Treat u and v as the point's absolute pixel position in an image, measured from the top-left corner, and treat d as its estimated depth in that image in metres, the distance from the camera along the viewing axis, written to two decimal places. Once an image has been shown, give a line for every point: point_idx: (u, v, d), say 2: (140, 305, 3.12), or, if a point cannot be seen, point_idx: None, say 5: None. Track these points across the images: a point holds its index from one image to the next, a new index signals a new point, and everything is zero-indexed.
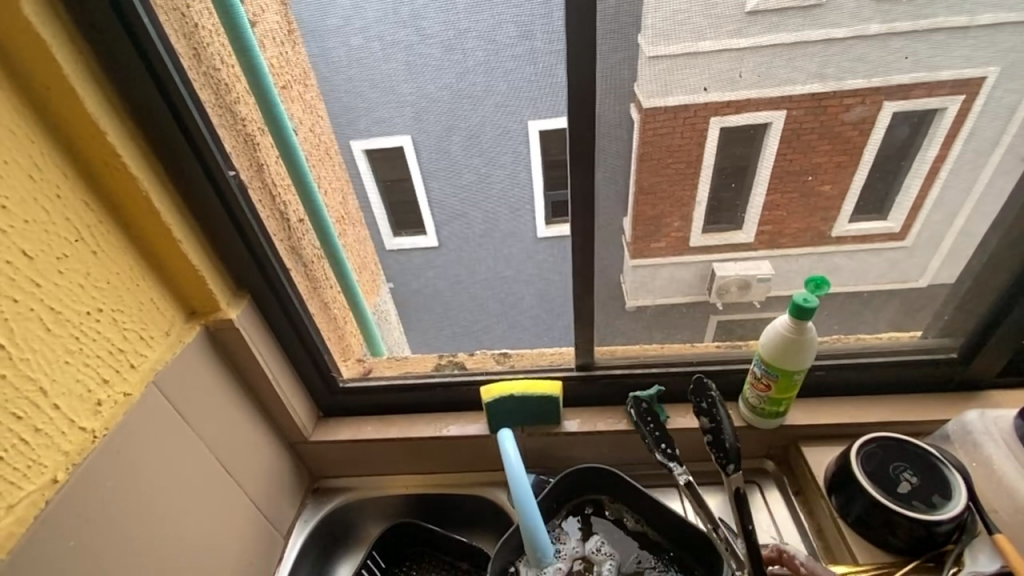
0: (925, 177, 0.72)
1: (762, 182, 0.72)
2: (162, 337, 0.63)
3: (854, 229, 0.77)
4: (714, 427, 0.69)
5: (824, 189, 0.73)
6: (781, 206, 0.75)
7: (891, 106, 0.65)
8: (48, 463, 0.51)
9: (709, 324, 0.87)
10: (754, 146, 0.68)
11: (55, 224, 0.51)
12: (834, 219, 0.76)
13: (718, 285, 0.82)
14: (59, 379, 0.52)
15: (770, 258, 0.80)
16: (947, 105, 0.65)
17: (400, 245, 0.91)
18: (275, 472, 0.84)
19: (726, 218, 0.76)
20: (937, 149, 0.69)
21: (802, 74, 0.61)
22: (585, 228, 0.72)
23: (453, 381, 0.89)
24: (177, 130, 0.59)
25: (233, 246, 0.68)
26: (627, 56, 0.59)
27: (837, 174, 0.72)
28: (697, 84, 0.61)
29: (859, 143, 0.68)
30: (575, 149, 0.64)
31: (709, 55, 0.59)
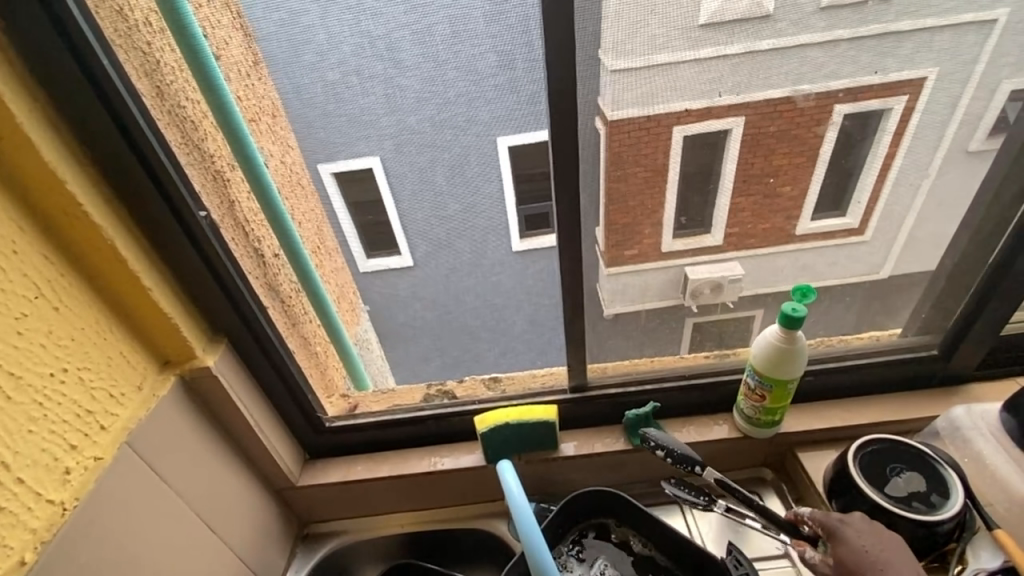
0: (877, 174, 0.74)
1: (727, 188, 0.74)
2: (133, 392, 0.59)
3: (817, 227, 0.79)
4: (664, 448, 0.75)
5: (784, 190, 0.74)
6: (745, 210, 0.76)
7: (841, 109, 0.66)
8: (14, 544, 0.46)
9: (686, 327, 0.89)
10: (716, 154, 0.69)
11: (12, 281, 0.47)
12: (797, 218, 0.77)
13: (691, 288, 0.83)
14: (21, 450, 0.47)
15: (739, 259, 0.82)
16: (891, 106, 0.67)
17: (374, 267, 0.88)
18: (261, 522, 0.80)
19: (695, 222, 0.77)
20: (880, 162, 0.73)
21: (778, 88, 0.63)
22: (574, 249, 0.70)
23: (444, 412, 0.86)
24: (144, 174, 0.56)
25: (207, 289, 0.65)
26: (609, 80, 0.59)
27: (795, 174, 0.73)
28: (680, 104, 0.63)
29: (814, 144, 0.70)
30: (561, 173, 0.64)
31: (688, 78, 0.60)
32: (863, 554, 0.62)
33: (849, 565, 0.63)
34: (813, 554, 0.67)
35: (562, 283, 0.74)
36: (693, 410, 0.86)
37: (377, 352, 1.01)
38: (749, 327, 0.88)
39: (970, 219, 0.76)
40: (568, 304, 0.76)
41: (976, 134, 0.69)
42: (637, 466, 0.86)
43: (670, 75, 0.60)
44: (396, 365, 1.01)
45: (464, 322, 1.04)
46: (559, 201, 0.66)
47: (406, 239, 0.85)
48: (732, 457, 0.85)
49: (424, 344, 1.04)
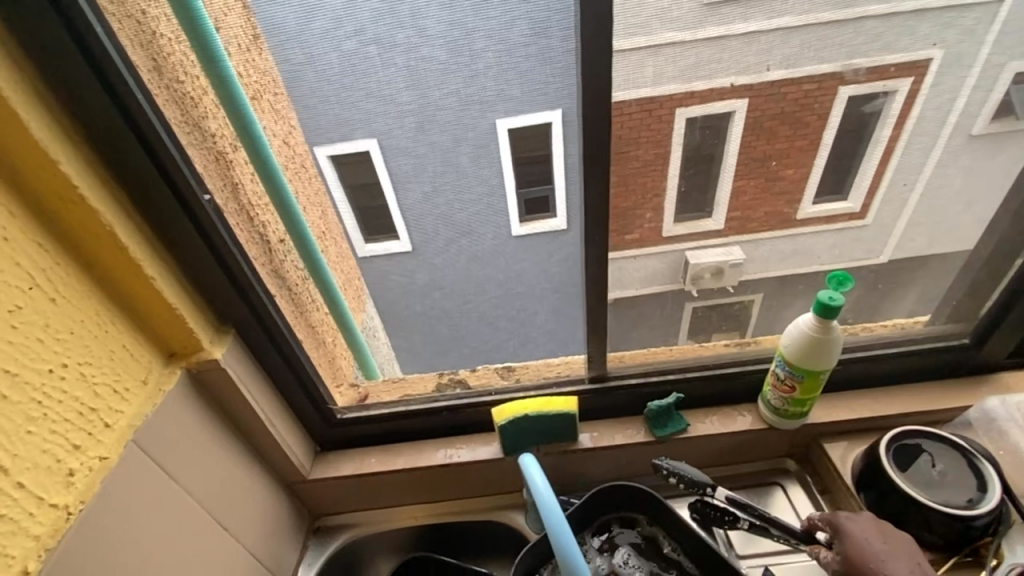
0: (881, 156, 0.80)
1: (729, 169, 0.79)
2: (139, 387, 0.56)
3: (818, 211, 0.88)
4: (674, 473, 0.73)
5: (787, 175, 0.82)
6: (746, 193, 0.83)
7: (846, 90, 0.71)
8: (16, 554, 0.43)
9: (687, 313, 0.93)
10: (721, 137, 0.74)
11: (3, 272, 0.43)
12: (798, 202, 0.86)
13: (692, 273, 0.91)
14: (20, 453, 0.44)
15: (740, 244, 0.89)
16: (896, 88, 0.72)
17: (372, 252, 0.88)
18: (273, 516, 0.77)
19: (696, 207, 0.83)
20: (882, 145, 0.79)
21: (832, 61, 0.67)
22: (598, 235, 0.67)
23: (458, 404, 0.84)
24: (144, 154, 0.52)
25: (214, 277, 0.61)
26: (648, 54, 0.58)
27: (798, 157, 0.79)
28: (725, 78, 0.65)
29: (817, 126, 0.75)
30: (591, 154, 0.59)
31: (736, 49, 0.63)
32: (867, 545, 0.64)
33: (855, 559, 0.64)
34: (824, 554, 0.67)
35: (586, 271, 0.71)
36: (717, 401, 0.83)
37: (383, 340, 0.98)
38: (749, 313, 0.93)
39: (1011, 200, 0.75)
40: (589, 291, 0.73)
41: (979, 118, 0.74)
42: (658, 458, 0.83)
43: (717, 46, 0.62)
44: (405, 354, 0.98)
45: (483, 310, 1.03)
46: (586, 186, 0.62)
47: (400, 217, 0.87)
48: (754, 448, 0.83)
49: (443, 334, 1.03)
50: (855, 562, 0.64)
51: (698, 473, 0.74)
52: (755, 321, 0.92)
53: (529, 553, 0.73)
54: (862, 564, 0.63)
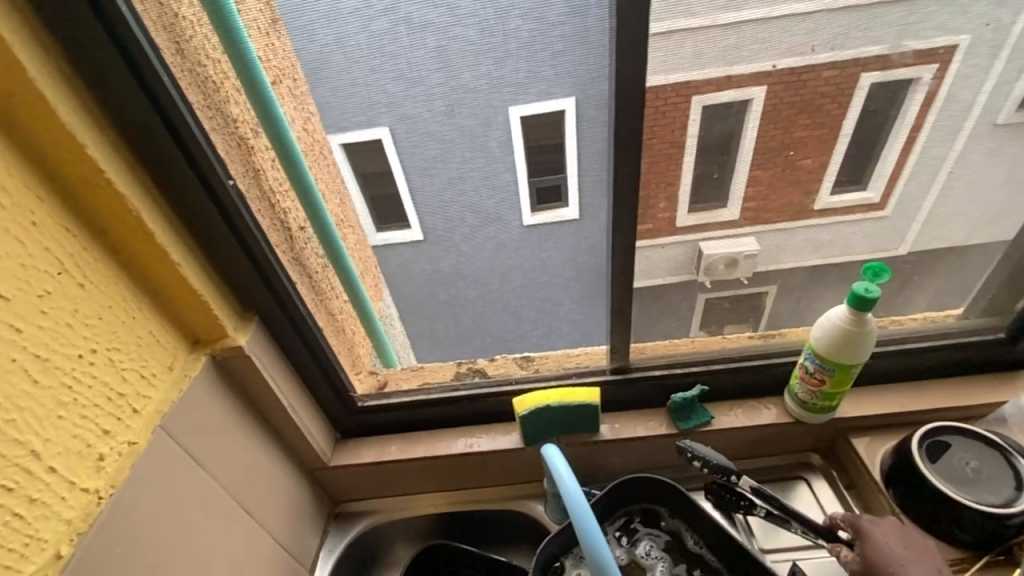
0: (904, 143, 0.76)
1: (746, 155, 0.72)
2: (165, 373, 0.56)
3: (837, 202, 0.81)
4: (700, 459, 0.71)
5: (805, 164, 0.75)
6: (762, 180, 0.76)
7: (868, 77, 0.67)
8: (49, 537, 0.44)
9: (698, 303, 0.87)
10: (734, 123, 0.67)
11: (32, 256, 0.43)
12: (816, 192, 0.79)
13: (705, 263, 0.82)
14: (52, 437, 0.44)
15: (755, 233, 0.82)
16: (922, 74, 0.68)
17: (385, 241, 0.84)
18: (294, 502, 0.78)
19: (711, 195, 0.75)
20: (905, 133, 0.75)
21: (880, 43, 0.64)
22: (625, 223, 0.65)
23: (479, 393, 0.84)
24: (170, 138, 0.51)
25: (238, 263, 0.60)
26: (688, 32, 0.57)
27: (818, 147, 0.74)
28: (766, 59, 0.62)
29: (837, 116, 0.70)
30: (624, 136, 0.58)
31: (781, 30, 0.59)
32: (887, 549, 0.64)
33: (874, 562, 0.64)
34: (846, 555, 0.66)
35: (612, 260, 0.69)
36: (742, 394, 0.82)
37: (399, 328, 0.98)
38: (762, 304, 0.90)
39: None
40: (612, 280, 0.72)
41: (1006, 106, 0.72)
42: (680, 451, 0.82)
43: (761, 27, 0.59)
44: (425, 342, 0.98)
45: (505, 300, 0.98)
46: (615, 171, 0.61)
47: (413, 209, 0.82)
48: (779, 442, 0.82)
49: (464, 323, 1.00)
50: (875, 565, 0.64)
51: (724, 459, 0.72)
52: (767, 314, 0.90)
53: (551, 541, 0.74)
54: (881, 568, 0.63)
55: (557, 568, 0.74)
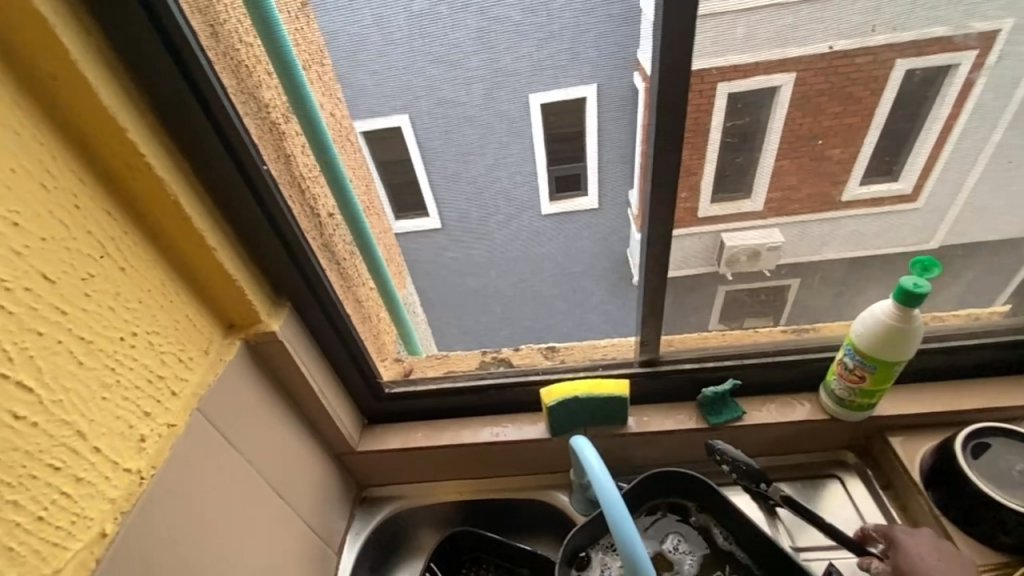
0: (932, 147, 0.74)
1: (772, 147, 0.68)
2: (201, 356, 0.57)
3: (863, 193, 0.78)
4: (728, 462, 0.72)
5: (832, 155, 0.72)
6: (791, 172, 0.72)
7: (903, 64, 0.64)
8: (94, 515, 0.45)
9: (717, 297, 0.82)
10: (761, 112, 0.64)
11: (76, 240, 0.43)
12: (845, 183, 0.76)
13: (727, 257, 0.78)
14: (96, 418, 0.45)
15: (780, 225, 0.78)
16: (960, 62, 0.65)
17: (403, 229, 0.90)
18: (323, 485, 0.79)
19: (734, 186, 0.71)
20: (939, 126, 0.72)
21: (946, 25, 0.61)
22: (662, 213, 0.63)
23: (505, 382, 0.83)
24: (207, 123, 0.50)
25: (271, 248, 0.60)
26: (742, 12, 0.53)
27: (848, 137, 0.70)
28: (823, 40, 0.59)
29: (871, 103, 0.67)
30: (668, 123, 0.55)
31: (844, 8, 0.57)
32: (919, 561, 0.62)
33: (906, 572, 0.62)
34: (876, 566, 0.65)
35: (647, 251, 0.68)
36: (775, 389, 0.80)
37: (420, 316, 1.00)
38: (784, 296, 0.86)
39: None
40: (646, 270, 0.70)
41: None
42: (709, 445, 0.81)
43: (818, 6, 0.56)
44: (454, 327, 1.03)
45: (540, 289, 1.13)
46: (655, 159, 0.58)
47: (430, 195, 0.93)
48: (812, 438, 0.80)
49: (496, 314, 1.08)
50: None
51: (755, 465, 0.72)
52: (789, 306, 0.86)
53: (578, 532, 0.73)
54: None
55: (583, 559, 0.74)
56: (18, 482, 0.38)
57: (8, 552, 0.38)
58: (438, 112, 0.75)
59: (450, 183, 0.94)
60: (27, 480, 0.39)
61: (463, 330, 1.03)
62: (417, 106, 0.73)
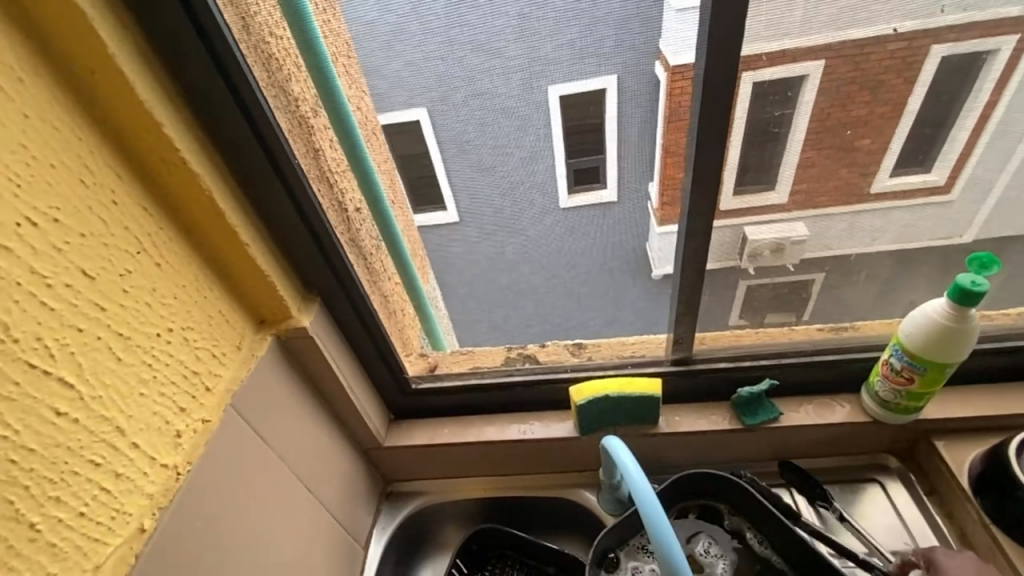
0: (972, 128, 0.75)
1: (797, 140, 0.67)
2: (234, 352, 0.57)
3: (894, 185, 0.79)
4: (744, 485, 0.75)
5: (863, 146, 0.72)
6: (815, 164, 0.71)
7: (939, 50, 0.63)
8: (133, 511, 0.45)
9: (738, 290, 0.80)
10: (790, 104, 0.62)
11: (114, 236, 0.43)
12: (873, 175, 0.76)
13: (750, 249, 0.75)
14: (134, 414, 0.45)
15: (803, 219, 0.77)
16: (1001, 47, 0.65)
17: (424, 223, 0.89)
18: (351, 480, 0.79)
19: (758, 180, 0.68)
20: (974, 116, 0.74)
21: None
22: (703, 207, 0.61)
23: (533, 378, 0.82)
24: (241, 117, 0.50)
25: (302, 243, 0.60)
26: None
27: (876, 127, 0.71)
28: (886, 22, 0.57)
29: (902, 92, 0.68)
30: (713, 113, 0.52)
31: None
32: None
33: None
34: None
35: (683, 246, 0.66)
36: (813, 389, 0.78)
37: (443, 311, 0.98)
38: (808, 292, 0.85)
39: None
40: (681, 266, 0.68)
41: None
42: (742, 446, 0.79)
43: None
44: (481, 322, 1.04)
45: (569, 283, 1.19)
46: (697, 152, 0.56)
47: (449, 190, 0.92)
48: (852, 441, 0.77)
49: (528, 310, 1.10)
50: None
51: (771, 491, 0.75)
52: (813, 302, 0.85)
53: (608, 533, 0.72)
54: None
55: (612, 560, 0.73)
56: (59, 478, 0.39)
57: (50, 548, 0.38)
58: (476, 104, 0.75)
59: (484, 177, 0.94)
60: (69, 476, 0.39)
61: (491, 325, 1.02)
62: (454, 98, 0.74)
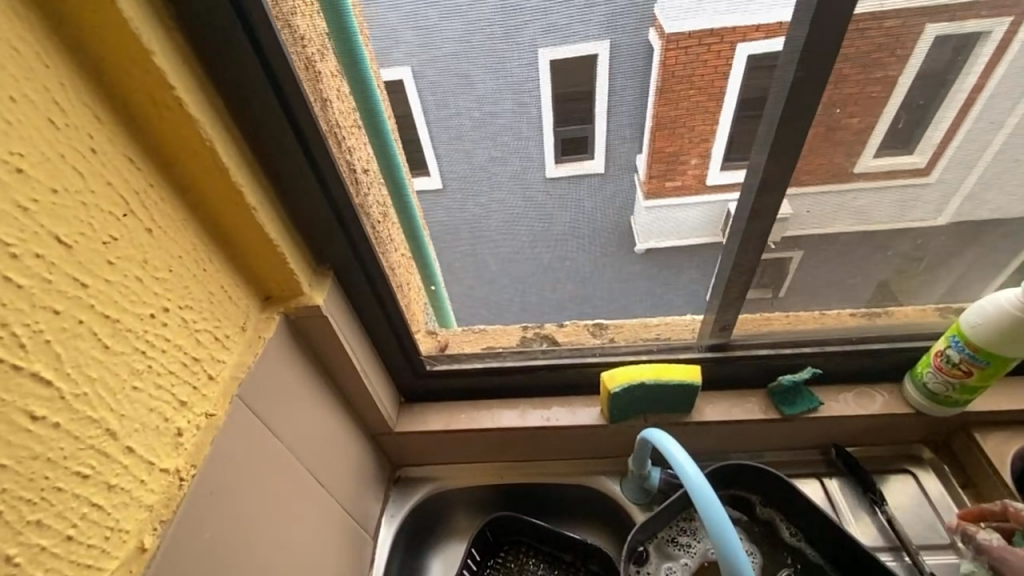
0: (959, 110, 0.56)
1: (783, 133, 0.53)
2: (238, 334, 0.49)
3: (878, 166, 0.59)
4: (771, 477, 0.71)
5: (857, 125, 0.54)
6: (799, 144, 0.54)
7: (933, 30, 0.47)
8: (130, 527, 0.38)
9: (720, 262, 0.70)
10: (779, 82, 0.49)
11: (93, 193, 0.34)
12: (857, 155, 0.57)
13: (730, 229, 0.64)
14: (128, 413, 0.37)
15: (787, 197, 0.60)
16: (993, 29, 0.49)
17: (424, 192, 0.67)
18: (360, 469, 0.73)
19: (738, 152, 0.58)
20: (965, 94, 0.54)
21: None
22: (777, 182, 0.55)
23: (561, 363, 0.76)
24: (249, 49, 0.40)
25: (316, 207, 0.51)
26: None
27: (869, 105, 0.52)
28: None
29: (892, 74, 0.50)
30: (809, 77, 0.46)
31: None
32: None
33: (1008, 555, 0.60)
34: (994, 539, 0.62)
35: (744, 225, 0.60)
36: (853, 377, 0.75)
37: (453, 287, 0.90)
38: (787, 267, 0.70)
39: None
40: (738, 247, 0.63)
41: None
42: (774, 435, 0.76)
43: None
44: (489, 306, 0.88)
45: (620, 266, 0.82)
46: (780, 119, 0.49)
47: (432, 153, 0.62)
48: (887, 431, 0.75)
49: None
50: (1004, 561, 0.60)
51: (797, 488, 0.70)
52: (791, 280, 0.73)
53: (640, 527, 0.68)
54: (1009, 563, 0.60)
55: (642, 554, 0.69)
56: (39, 498, 0.31)
57: None
58: (547, 45, 0.51)
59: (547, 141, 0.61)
60: (52, 494, 0.32)
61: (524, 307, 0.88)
62: (519, 35, 0.50)
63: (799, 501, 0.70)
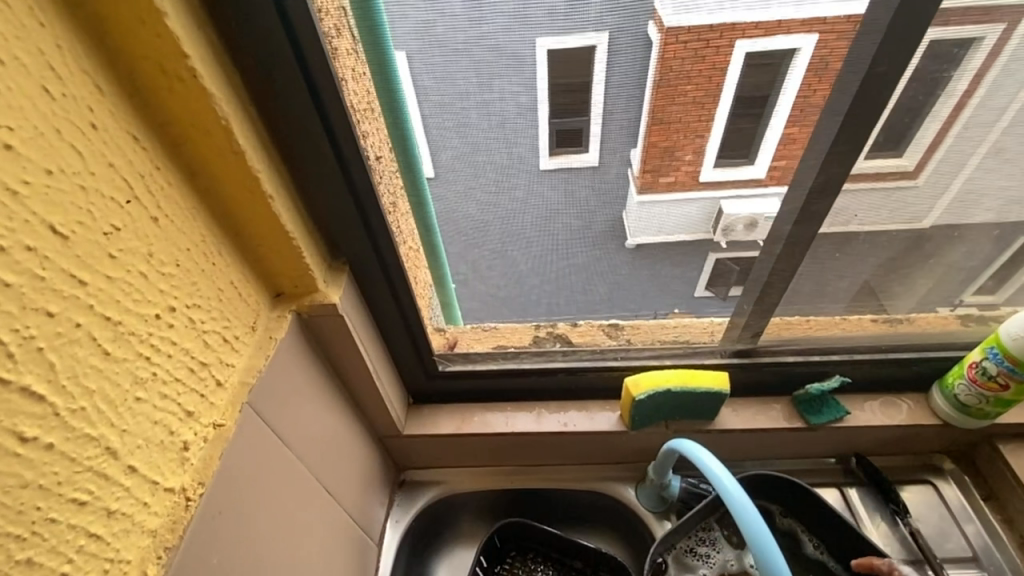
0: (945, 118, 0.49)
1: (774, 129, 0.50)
2: (248, 334, 0.44)
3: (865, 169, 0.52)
4: (791, 484, 0.69)
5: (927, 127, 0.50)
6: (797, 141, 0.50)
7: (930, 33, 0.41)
8: (131, 555, 0.33)
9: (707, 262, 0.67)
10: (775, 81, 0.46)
11: (93, 176, 0.30)
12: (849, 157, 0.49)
13: (723, 224, 0.61)
14: (130, 428, 0.33)
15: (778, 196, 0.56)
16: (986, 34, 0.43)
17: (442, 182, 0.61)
18: (367, 474, 0.69)
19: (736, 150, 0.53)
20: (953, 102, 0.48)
21: None
22: (829, 184, 0.52)
23: (584, 366, 0.74)
24: (272, 15, 0.35)
25: (336, 194, 0.47)
26: None
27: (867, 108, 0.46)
28: None
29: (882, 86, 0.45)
30: (883, 73, 0.42)
31: None
32: None
33: None
34: None
35: (788, 228, 0.57)
36: (880, 386, 0.73)
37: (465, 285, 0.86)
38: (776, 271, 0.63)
39: None
40: (780, 251, 0.59)
41: None
42: (796, 443, 0.74)
43: None
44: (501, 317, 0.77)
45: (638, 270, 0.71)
46: (845, 118, 0.46)
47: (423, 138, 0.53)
48: (911, 441, 0.73)
49: None
50: None
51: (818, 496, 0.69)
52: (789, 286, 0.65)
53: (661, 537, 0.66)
54: None
55: (661, 566, 0.67)
56: (29, 533, 0.27)
57: None
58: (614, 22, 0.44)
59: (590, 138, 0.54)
60: (44, 526, 0.28)
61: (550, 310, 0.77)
62: (586, 9, 0.43)
63: (820, 509, 0.68)
